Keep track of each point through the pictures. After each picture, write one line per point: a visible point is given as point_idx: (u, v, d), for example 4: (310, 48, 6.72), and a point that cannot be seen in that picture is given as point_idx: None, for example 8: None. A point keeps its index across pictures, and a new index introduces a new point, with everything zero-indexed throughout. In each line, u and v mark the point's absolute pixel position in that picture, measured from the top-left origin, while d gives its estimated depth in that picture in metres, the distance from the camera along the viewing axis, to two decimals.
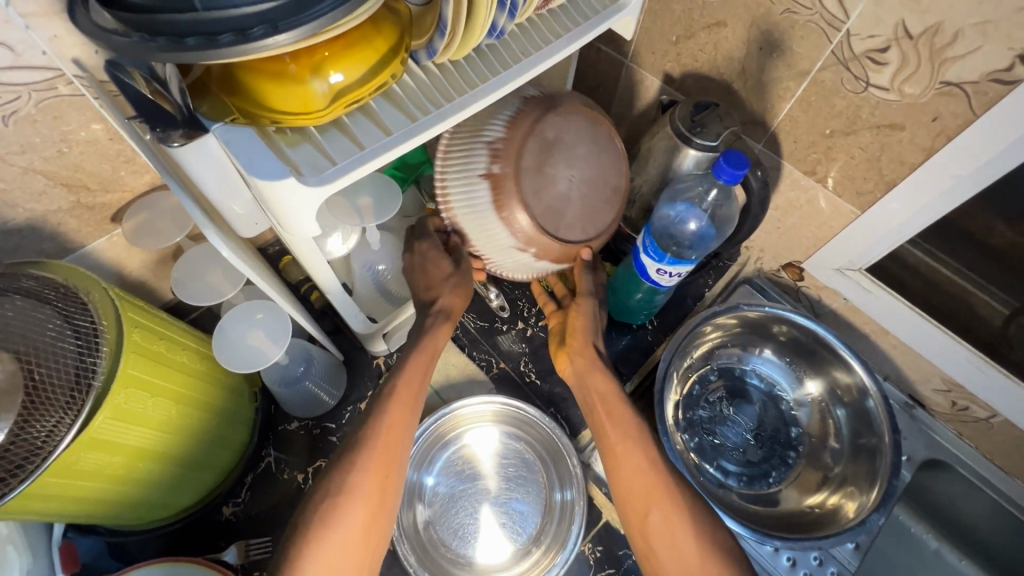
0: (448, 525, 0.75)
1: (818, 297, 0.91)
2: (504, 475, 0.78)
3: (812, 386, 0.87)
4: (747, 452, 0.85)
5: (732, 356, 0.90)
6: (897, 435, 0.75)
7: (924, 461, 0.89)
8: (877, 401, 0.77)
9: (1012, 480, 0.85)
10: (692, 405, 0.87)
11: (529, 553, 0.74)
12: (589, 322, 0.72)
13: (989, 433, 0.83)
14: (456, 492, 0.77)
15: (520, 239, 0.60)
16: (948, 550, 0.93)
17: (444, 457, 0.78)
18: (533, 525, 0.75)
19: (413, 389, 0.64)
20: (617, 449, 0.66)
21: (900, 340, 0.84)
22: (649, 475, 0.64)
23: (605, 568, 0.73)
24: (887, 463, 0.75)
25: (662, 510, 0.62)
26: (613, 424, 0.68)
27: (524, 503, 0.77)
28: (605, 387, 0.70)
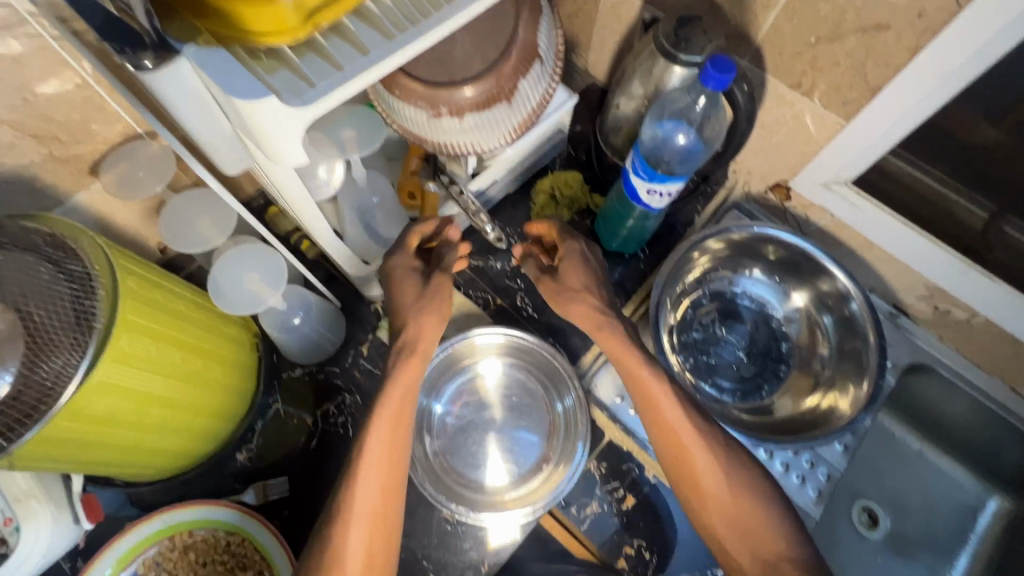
0: (456, 450, 0.78)
1: (806, 216, 0.92)
2: (509, 405, 0.80)
3: (799, 301, 0.90)
4: (740, 369, 0.88)
5: (721, 280, 0.91)
6: (882, 337, 0.78)
7: (908, 366, 0.93)
8: (863, 306, 0.80)
9: (985, 375, 0.90)
10: (686, 328, 0.90)
11: (535, 476, 0.77)
12: (563, 294, 0.72)
13: (970, 334, 0.87)
14: (464, 421, 0.79)
15: (426, 105, 0.62)
16: (929, 449, 0.99)
17: (451, 389, 0.81)
18: (538, 451, 0.78)
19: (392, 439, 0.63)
20: (651, 414, 0.67)
21: (886, 252, 0.86)
22: (676, 436, 0.66)
23: (610, 482, 0.77)
24: (874, 364, 0.78)
25: (689, 459, 0.66)
26: (637, 388, 0.67)
27: (528, 430, 0.79)
28: (615, 343, 0.69)
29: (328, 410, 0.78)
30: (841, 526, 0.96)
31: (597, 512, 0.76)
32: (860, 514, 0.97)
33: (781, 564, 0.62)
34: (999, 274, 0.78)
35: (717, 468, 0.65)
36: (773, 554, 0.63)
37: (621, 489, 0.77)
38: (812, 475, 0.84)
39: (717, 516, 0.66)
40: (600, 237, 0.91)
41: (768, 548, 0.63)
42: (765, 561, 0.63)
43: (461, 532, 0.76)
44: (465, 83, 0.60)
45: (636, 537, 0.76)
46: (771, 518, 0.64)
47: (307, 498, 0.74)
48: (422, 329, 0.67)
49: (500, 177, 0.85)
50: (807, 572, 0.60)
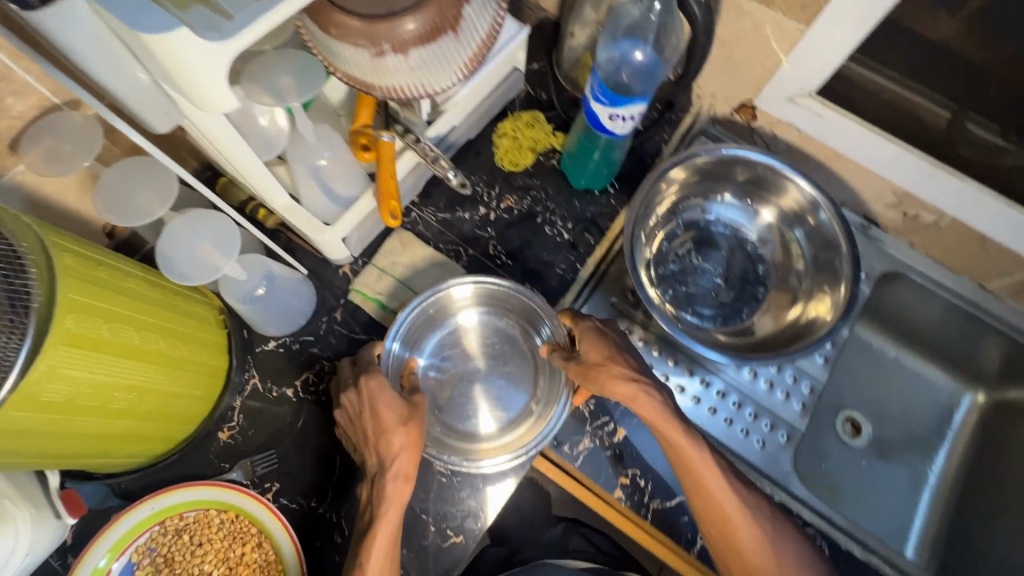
0: (444, 402, 0.77)
1: (772, 134, 0.91)
2: (491, 353, 0.80)
3: (770, 219, 0.89)
4: (719, 295, 0.88)
5: (691, 209, 0.90)
6: (854, 243, 0.78)
7: (882, 274, 0.94)
8: (831, 214, 0.80)
9: (960, 278, 0.92)
10: (662, 262, 0.89)
11: (523, 419, 0.76)
12: (595, 369, 0.68)
13: (939, 236, 0.88)
14: (449, 374, 0.78)
15: (367, 43, 0.56)
16: (906, 356, 1.02)
17: (432, 344, 0.79)
18: (524, 395, 0.78)
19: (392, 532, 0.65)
20: (693, 475, 0.66)
21: (854, 163, 0.86)
22: (717, 498, 0.66)
23: (600, 417, 0.78)
24: (847, 271, 0.79)
25: (732, 530, 0.66)
26: (676, 452, 0.66)
27: (512, 376, 0.79)
28: (655, 413, 0.66)
29: (308, 379, 0.76)
30: (828, 440, 0.98)
31: (590, 448, 0.77)
32: (845, 424, 1.00)
33: None
34: (963, 171, 0.79)
35: (760, 540, 0.66)
36: None
37: (612, 422, 0.78)
38: (796, 390, 0.86)
39: None
40: (568, 176, 0.86)
41: None
42: None
43: (457, 482, 0.76)
44: (404, 15, 0.55)
45: (630, 467, 0.77)
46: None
47: (297, 468, 0.72)
48: (401, 455, 0.66)
49: (459, 122, 0.81)
50: None
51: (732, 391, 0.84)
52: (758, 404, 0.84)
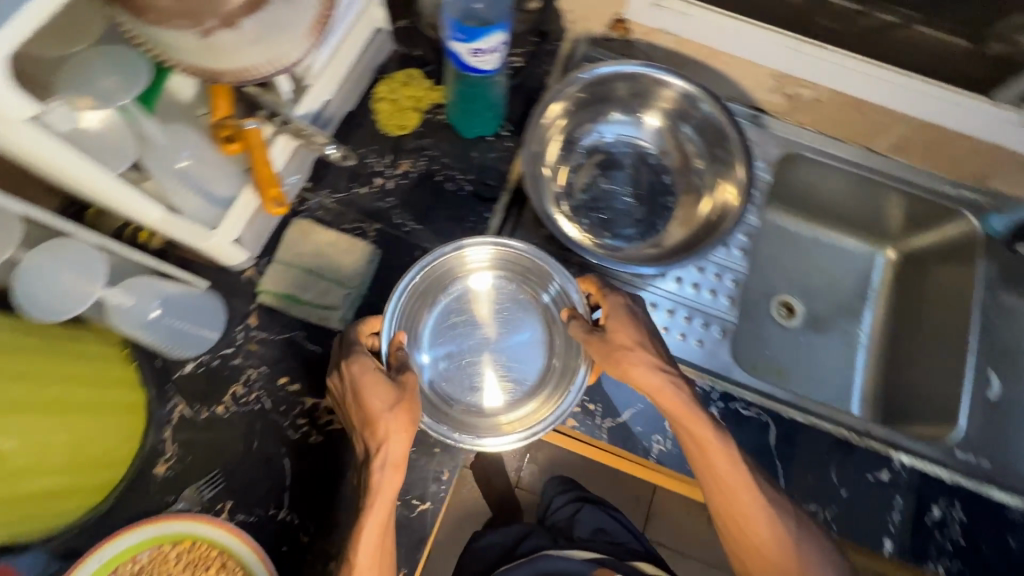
0: (452, 373, 0.76)
1: (649, 45, 0.91)
2: (503, 322, 0.78)
3: (660, 124, 0.90)
4: (633, 213, 0.89)
5: (589, 138, 0.90)
6: (740, 126, 0.80)
7: (780, 158, 0.96)
8: (711, 103, 0.82)
9: (854, 149, 0.96)
10: (572, 193, 0.89)
11: (532, 397, 0.75)
12: (611, 350, 0.68)
13: (822, 110, 0.92)
14: (457, 342, 0.77)
15: (187, 20, 0.49)
16: (821, 234, 1.07)
17: (437, 311, 0.78)
18: (537, 365, 0.76)
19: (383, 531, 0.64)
20: (712, 466, 0.69)
21: (730, 57, 0.88)
22: (738, 486, 0.69)
23: None
24: (739, 153, 0.81)
25: (744, 513, 0.69)
26: (695, 443, 0.69)
27: (524, 348, 0.77)
28: (678, 405, 0.68)
29: (237, 391, 0.72)
30: (764, 324, 1.03)
31: None
32: (778, 307, 1.05)
33: None
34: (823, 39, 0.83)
35: (771, 528, 0.68)
36: None
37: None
38: (721, 286, 0.89)
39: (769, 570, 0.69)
40: (458, 128, 0.84)
41: None
42: None
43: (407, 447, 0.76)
44: None
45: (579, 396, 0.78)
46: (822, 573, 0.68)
47: (246, 481, 0.70)
48: (389, 442, 0.63)
49: (332, 94, 0.78)
50: None
51: (662, 301, 0.87)
52: (688, 306, 0.87)
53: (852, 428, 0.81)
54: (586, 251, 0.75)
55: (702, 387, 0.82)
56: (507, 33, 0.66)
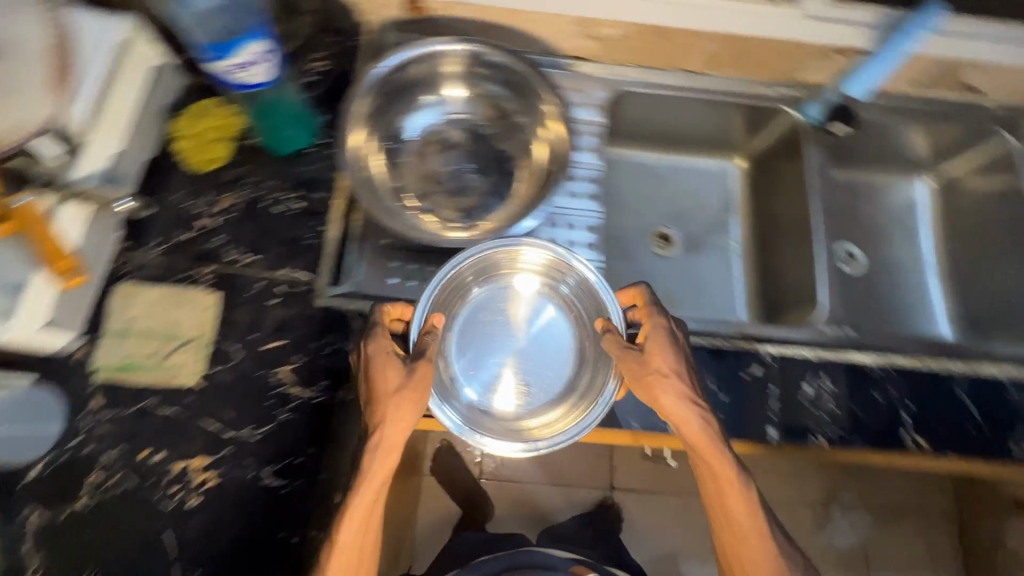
0: (477, 370, 0.76)
1: (451, 19, 0.90)
2: (537, 332, 0.79)
3: (465, 93, 0.91)
4: (480, 186, 0.90)
5: (412, 129, 0.90)
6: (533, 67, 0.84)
7: (609, 100, 0.98)
8: (508, 57, 0.84)
9: (672, 74, 1.00)
10: (415, 182, 0.88)
11: (555, 408, 0.75)
12: (642, 372, 0.68)
13: (635, 45, 0.94)
14: (488, 335, 0.78)
15: None
16: (674, 158, 1.15)
17: (472, 302, 0.79)
18: (564, 375, 0.77)
19: (367, 513, 0.64)
20: (724, 496, 0.70)
21: (531, 14, 0.88)
22: (749, 517, 0.70)
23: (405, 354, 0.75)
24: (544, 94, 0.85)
25: (748, 557, 0.70)
26: (715, 474, 0.70)
27: (553, 359, 0.78)
28: (702, 438, 0.69)
29: (96, 480, 0.67)
30: (640, 253, 1.09)
31: None
32: (653, 238, 1.10)
33: None
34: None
35: None
36: None
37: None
38: (577, 238, 0.91)
39: None
40: (272, 149, 0.81)
41: None
42: None
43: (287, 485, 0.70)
44: None
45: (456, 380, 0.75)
46: None
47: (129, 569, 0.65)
48: (385, 423, 0.64)
49: (123, 146, 0.73)
50: None
51: None
52: None
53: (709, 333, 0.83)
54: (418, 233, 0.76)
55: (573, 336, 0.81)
56: (282, 59, 0.67)
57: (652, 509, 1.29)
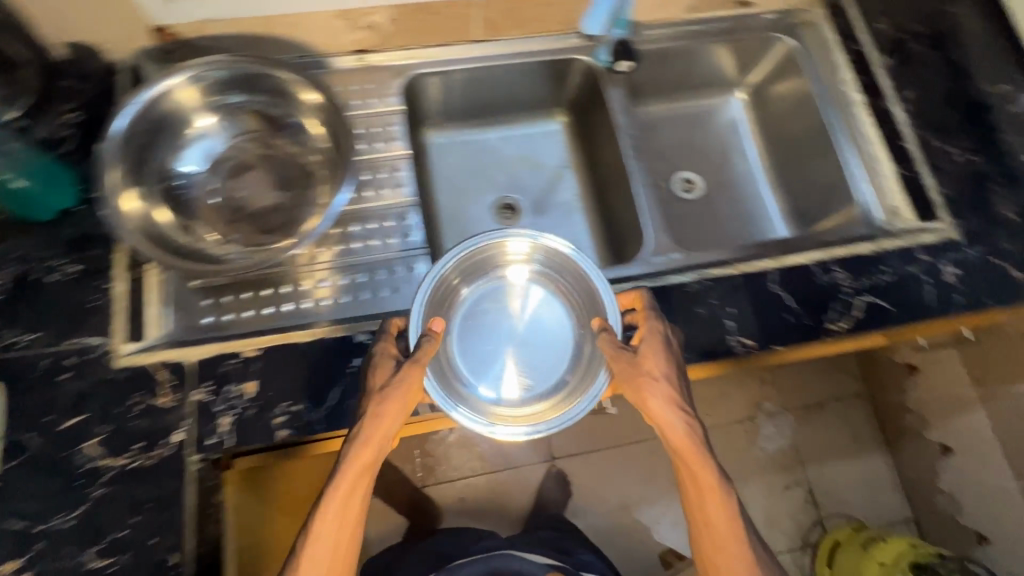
0: (479, 363, 0.80)
1: (208, 40, 0.87)
2: (536, 322, 0.84)
3: (223, 117, 0.86)
4: (283, 202, 0.87)
5: (189, 166, 0.84)
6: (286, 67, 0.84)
7: (404, 86, 0.97)
8: (260, 64, 0.83)
9: (460, 46, 0.99)
10: (213, 214, 0.84)
11: (553, 395, 0.77)
12: (632, 375, 0.70)
13: (410, 27, 0.93)
14: (488, 329, 0.83)
15: None
16: (499, 129, 1.14)
17: (470, 299, 0.84)
18: (566, 362, 0.80)
19: (344, 514, 0.67)
20: (703, 501, 0.71)
21: (288, 17, 0.86)
22: (726, 522, 0.71)
23: (224, 391, 0.72)
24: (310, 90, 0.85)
25: (719, 563, 0.71)
26: (696, 479, 0.71)
27: (553, 347, 0.82)
28: (685, 441, 0.70)
29: None
30: (488, 230, 1.09)
31: (234, 421, 0.71)
32: (498, 211, 1.10)
33: None
34: None
35: None
36: None
37: (235, 385, 0.72)
38: (397, 231, 0.88)
39: None
40: (43, 217, 0.76)
41: None
42: None
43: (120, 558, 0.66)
44: None
45: (277, 405, 0.72)
46: None
47: None
48: (371, 418, 0.67)
49: None
50: None
51: (346, 275, 0.84)
52: (377, 263, 0.86)
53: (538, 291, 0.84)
54: (197, 266, 0.73)
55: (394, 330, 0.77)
56: None
57: (587, 468, 1.50)
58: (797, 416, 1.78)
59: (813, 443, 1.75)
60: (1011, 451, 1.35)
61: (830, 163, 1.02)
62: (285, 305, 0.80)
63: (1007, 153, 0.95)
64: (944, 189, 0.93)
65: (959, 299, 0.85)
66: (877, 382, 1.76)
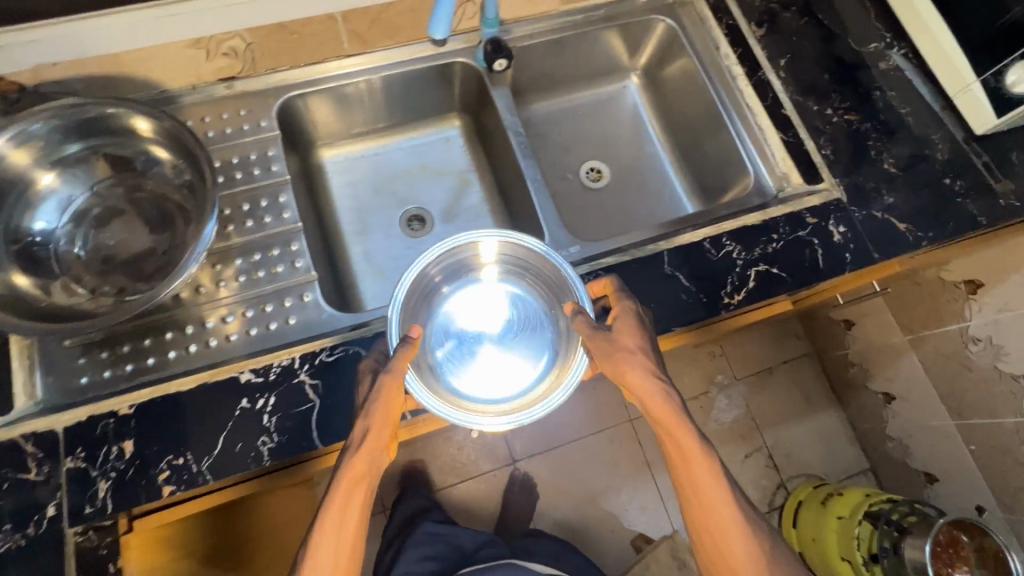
0: (457, 367, 0.78)
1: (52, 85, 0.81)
2: (513, 321, 0.82)
3: (68, 169, 0.81)
4: (155, 245, 0.83)
5: (47, 223, 0.80)
6: (129, 104, 0.79)
7: (279, 110, 0.93)
8: (100, 105, 0.78)
9: (331, 63, 0.96)
10: (80, 268, 0.80)
11: (537, 385, 0.75)
12: (613, 353, 0.69)
13: (272, 50, 0.90)
14: (463, 333, 0.81)
15: None
16: (394, 141, 1.11)
17: (440, 304, 0.82)
18: (545, 352, 0.79)
19: (340, 538, 0.63)
20: (694, 478, 0.67)
21: (134, 53, 0.82)
22: (721, 498, 0.67)
23: (99, 454, 0.69)
24: (162, 125, 0.81)
25: (720, 539, 0.66)
26: (684, 455, 0.67)
27: (531, 344, 0.80)
28: (668, 415, 0.67)
29: None
30: (395, 246, 1.06)
31: (112, 485, 0.68)
32: (405, 224, 1.08)
33: None
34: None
35: (751, 561, 0.66)
36: None
37: (113, 445, 0.70)
38: (280, 258, 0.86)
39: None
40: None
41: None
42: None
43: None
44: None
45: (159, 460, 0.69)
46: None
47: None
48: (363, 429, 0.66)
49: None
50: None
51: (230, 314, 0.82)
52: (262, 295, 0.83)
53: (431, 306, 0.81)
54: (55, 327, 0.69)
55: (280, 365, 0.75)
56: None
57: (544, 466, 1.54)
58: (749, 385, 1.81)
59: (768, 408, 1.78)
60: (943, 391, 1.40)
61: (722, 138, 1.04)
62: (167, 353, 0.77)
63: (882, 110, 0.98)
64: (826, 152, 0.95)
65: (848, 257, 0.88)
66: (820, 339, 1.80)
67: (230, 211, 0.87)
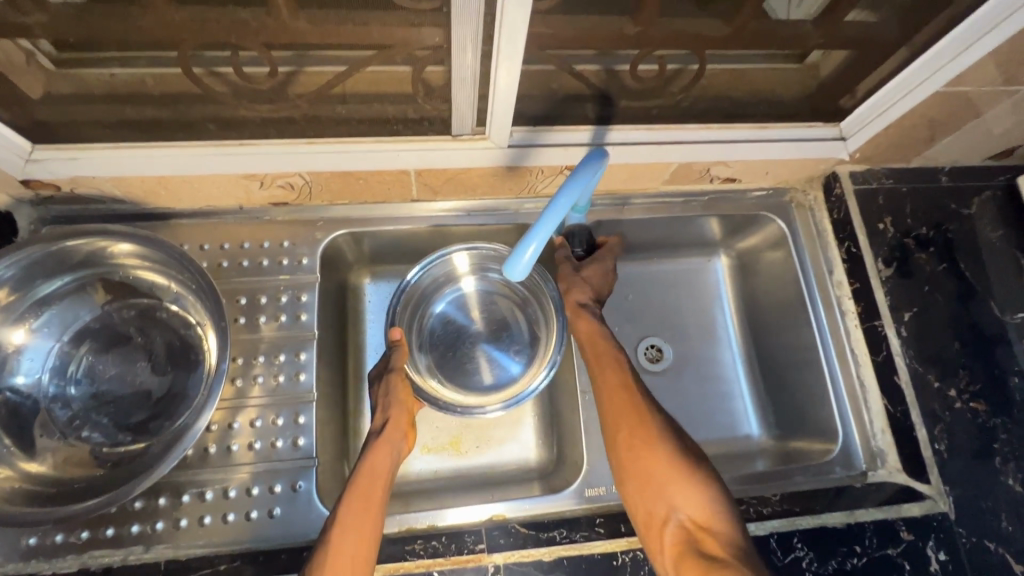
0: (456, 370, 0.88)
1: (93, 192, 0.74)
2: (491, 320, 0.92)
3: (47, 311, 0.72)
4: (151, 387, 0.74)
5: (29, 377, 0.70)
6: (155, 239, 0.71)
7: (324, 247, 0.84)
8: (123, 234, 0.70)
9: (394, 206, 0.86)
10: (62, 402, 0.71)
11: (529, 366, 0.87)
12: (573, 281, 0.84)
13: (333, 190, 0.80)
14: (453, 338, 0.91)
15: None
16: None
17: (428, 319, 0.91)
18: (529, 337, 0.90)
19: (373, 492, 0.67)
20: (607, 377, 0.76)
21: (182, 178, 0.73)
22: (631, 398, 0.73)
23: None
24: (185, 266, 0.72)
25: (628, 425, 0.72)
26: (604, 358, 0.78)
27: (514, 332, 0.90)
28: (592, 330, 0.81)
29: None
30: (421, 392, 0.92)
31: None
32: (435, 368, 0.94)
33: (696, 523, 0.64)
34: (249, 138, 0.72)
35: (664, 454, 0.69)
36: (690, 509, 0.65)
37: None
38: (283, 431, 0.75)
39: (657, 486, 0.67)
40: None
41: (688, 511, 0.65)
42: (684, 525, 0.64)
43: None
44: None
45: None
46: (697, 486, 0.66)
47: None
48: (392, 415, 0.75)
49: None
50: (724, 515, 0.64)
51: (210, 488, 0.71)
52: (253, 473, 0.73)
53: (430, 556, 0.68)
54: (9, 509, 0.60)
55: None
56: None
57: None
58: None
59: None
60: None
61: (812, 376, 0.89)
62: (129, 527, 0.68)
63: (1016, 402, 0.81)
64: (938, 445, 0.78)
65: None
66: None
67: (245, 360, 0.78)
